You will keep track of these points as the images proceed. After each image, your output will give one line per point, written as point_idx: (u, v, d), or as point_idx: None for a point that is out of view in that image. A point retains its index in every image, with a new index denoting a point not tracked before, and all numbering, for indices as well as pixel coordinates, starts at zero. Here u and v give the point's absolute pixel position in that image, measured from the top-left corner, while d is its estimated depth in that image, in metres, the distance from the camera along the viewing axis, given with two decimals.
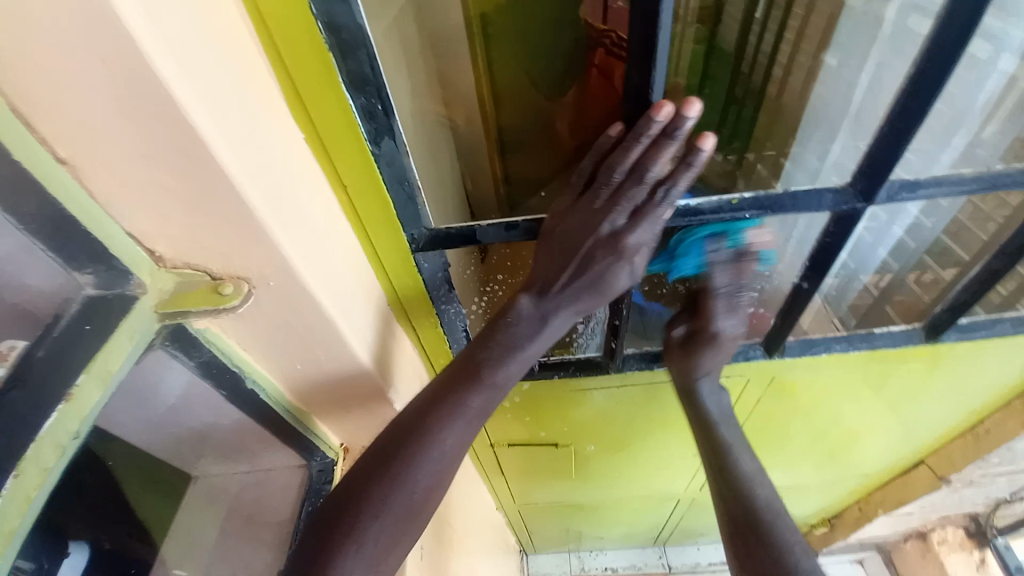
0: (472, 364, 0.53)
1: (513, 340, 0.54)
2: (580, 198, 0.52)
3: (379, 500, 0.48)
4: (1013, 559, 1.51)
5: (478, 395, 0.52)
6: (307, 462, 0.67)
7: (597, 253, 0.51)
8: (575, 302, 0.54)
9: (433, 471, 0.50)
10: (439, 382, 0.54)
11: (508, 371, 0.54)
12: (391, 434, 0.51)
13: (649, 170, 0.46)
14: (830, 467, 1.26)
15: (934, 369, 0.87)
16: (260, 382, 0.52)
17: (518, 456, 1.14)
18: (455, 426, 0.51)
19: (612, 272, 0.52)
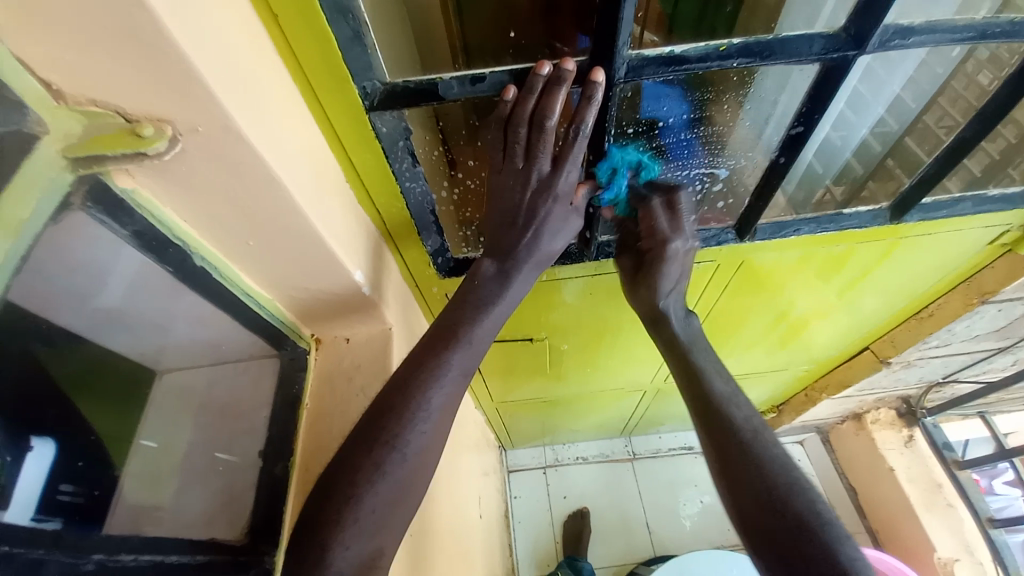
0: (445, 330, 0.54)
1: (484, 300, 0.56)
2: (502, 163, 0.55)
3: (371, 470, 0.47)
4: (933, 432, 1.72)
5: (455, 356, 0.53)
6: (278, 351, 0.65)
7: (537, 202, 0.55)
8: (530, 256, 0.58)
9: (421, 438, 0.50)
10: (412, 357, 0.53)
11: (483, 329, 0.55)
12: (372, 410, 0.51)
13: (548, 119, 0.49)
14: (785, 354, 1.35)
15: (891, 252, 0.90)
16: (211, 260, 0.49)
17: (495, 356, 1.17)
18: (437, 393, 0.51)
19: (557, 214, 0.56)
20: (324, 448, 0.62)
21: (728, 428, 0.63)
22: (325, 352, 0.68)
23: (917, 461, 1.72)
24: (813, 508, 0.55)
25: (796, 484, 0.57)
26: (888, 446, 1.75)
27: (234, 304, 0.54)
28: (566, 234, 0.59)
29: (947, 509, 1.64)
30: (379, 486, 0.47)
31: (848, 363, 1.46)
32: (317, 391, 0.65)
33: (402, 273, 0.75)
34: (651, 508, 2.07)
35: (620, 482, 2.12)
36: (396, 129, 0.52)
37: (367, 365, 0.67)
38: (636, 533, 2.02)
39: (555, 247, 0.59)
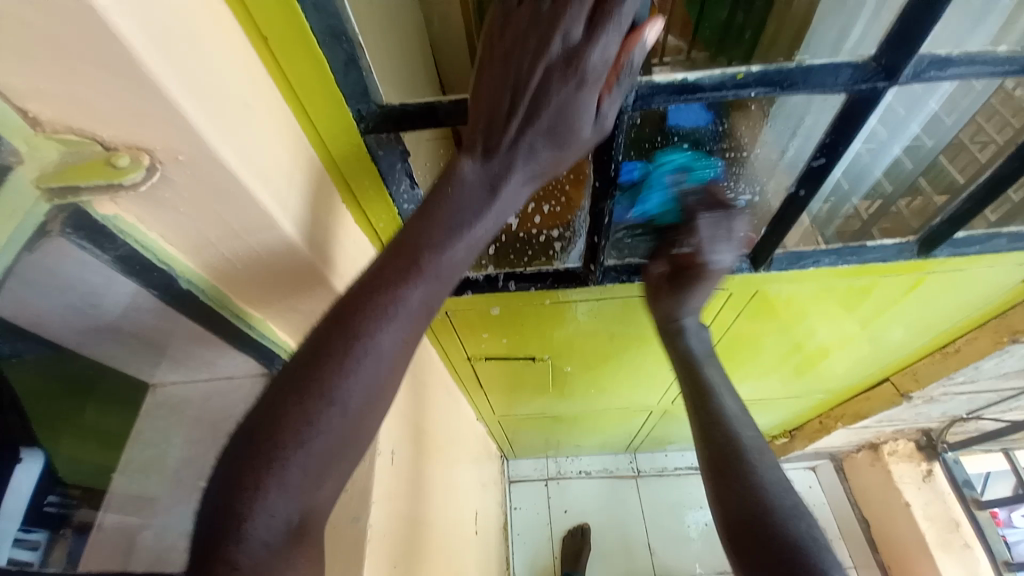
0: (408, 250, 0.40)
1: (460, 217, 0.41)
2: (516, 7, 0.38)
3: (299, 418, 0.34)
4: (954, 469, 1.64)
5: (417, 290, 0.39)
6: (269, 370, 0.63)
7: (551, 81, 0.38)
8: (526, 155, 0.42)
9: (361, 394, 0.36)
10: (365, 272, 0.39)
11: (456, 254, 0.41)
12: (302, 351, 0.37)
13: None
14: (799, 382, 1.30)
15: (917, 286, 0.85)
16: (201, 284, 0.47)
17: (497, 373, 1.14)
18: (390, 325, 0.38)
19: (573, 111, 0.40)
20: None
21: (725, 445, 0.60)
22: None
23: (935, 497, 1.64)
24: (803, 538, 0.50)
25: (790, 512, 0.53)
26: (905, 479, 1.68)
27: (221, 324, 0.52)
28: (589, 115, 0.41)
29: (965, 549, 1.56)
30: (310, 440, 0.34)
31: (866, 393, 1.40)
32: None
33: None
34: (654, 528, 2.01)
35: (623, 499, 2.08)
36: (393, 151, 0.51)
37: None
38: (636, 553, 1.97)
39: (568, 144, 0.42)
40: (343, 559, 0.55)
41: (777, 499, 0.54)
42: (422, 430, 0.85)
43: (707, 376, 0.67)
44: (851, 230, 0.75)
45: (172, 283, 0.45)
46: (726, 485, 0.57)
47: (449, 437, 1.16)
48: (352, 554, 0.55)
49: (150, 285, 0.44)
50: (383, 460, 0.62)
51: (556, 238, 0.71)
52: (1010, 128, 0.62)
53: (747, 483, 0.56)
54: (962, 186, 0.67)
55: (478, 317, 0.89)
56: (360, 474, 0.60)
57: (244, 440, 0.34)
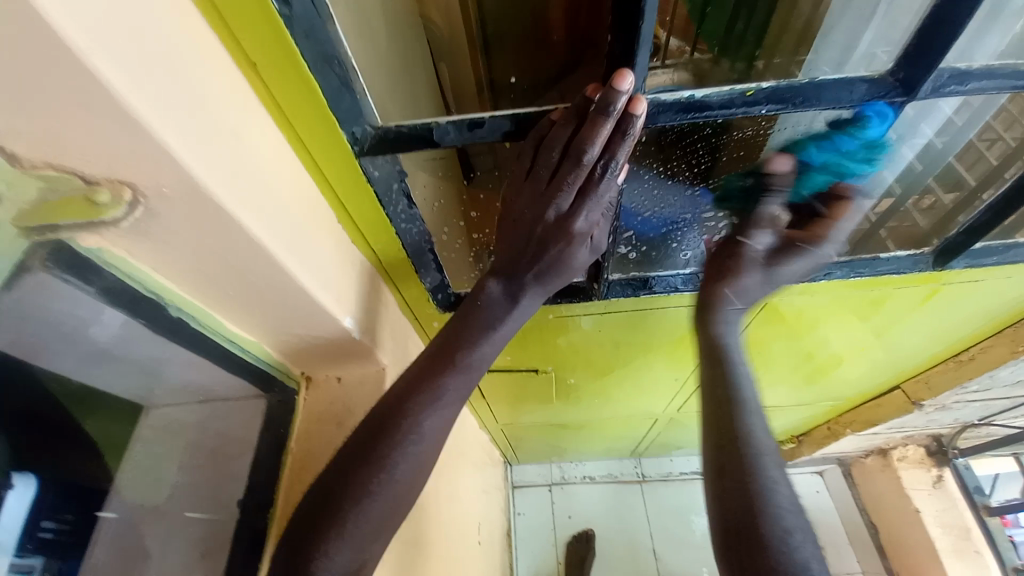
0: (447, 348, 0.52)
1: (487, 322, 0.53)
2: (524, 182, 0.49)
3: (361, 486, 0.45)
4: (964, 474, 1.61)
5: (454, 379, 0.51)
6: (266, 392, 0.62)
7: (550, 239, 0.50)
8: (539, 279, 0.54)
9: (414, 460, 0.48)
10: (416, 367, 0.52)
11: (482, 352, 0.52)
12: (365, 426, 0.49)
13: (585, 153, 0.43)
14: (807, 390, 1.28)
15: (931, 297, 0.83)
16: (191, 313, 0.46)
17: (500, 383, 1.13)
18: (433, 414, 0.49)
19: (569, 255, 0.52)
20: None
21: (740, 436, 0.53)
22: (316, 392, 0.65)
23: (946, 503, 1.61)
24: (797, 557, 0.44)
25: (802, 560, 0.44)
26: (915, 486, 1.65)
27: (215, 351, 0.51)
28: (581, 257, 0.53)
29: (978, 557, 1.53)
30: (370, 502, 0.45)
31: (876, 400, 1.38)
32: (306, 436, 0.62)
33: (402, 307, 0.73)
34: (659, 533, 2.00)
35: (628, 504, 2.06)
36: (389, 173, 0.49)
37: (360, 408, 0.64)
38: (642, 558, 1.95)
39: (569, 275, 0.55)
40: None
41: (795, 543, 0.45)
42: None
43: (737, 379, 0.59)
44: (859, 232, 0.72)
45: (162, 312, 0.44)
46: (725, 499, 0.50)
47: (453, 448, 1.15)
48: None
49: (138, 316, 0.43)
50: None
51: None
52: (1018, 126, 0.61)
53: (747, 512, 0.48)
54: (979, 192, 0.65)
55: None
56: None
57: (318, 501, 0.45)
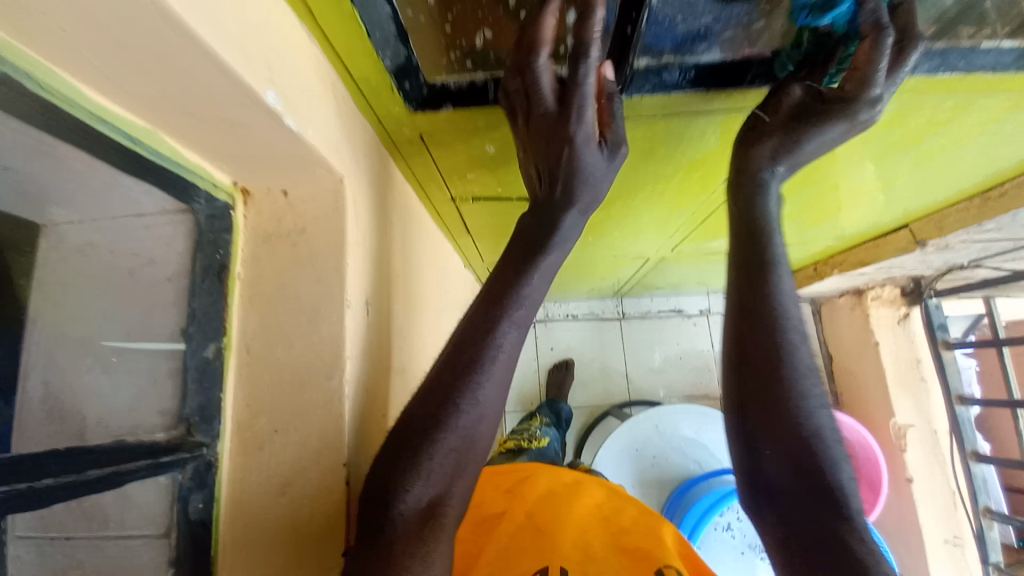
0: (505, 278, 0.53)
1: (538, 241, 0.54)
2: (529, 118, 0.51)
3: (443, 413, 0.47)
4: (934, 314, 1.66)
5: (522, 309, 0.52)
6: (188, 206, 0.47)
7: (570, 160, 0.51)
8: (574, 202, 0.53)
9: (488, 396, 0.49)
10: (468, 323, 0.52)
11: (533, 287, 0.53)
12: (441, 364, 0.51)
13: (582, 68, 0.45)
14: (811, 228, 1.20)
15: (1010, 113, 0.68)
16: (4, 55, 0.30)
17: (485, 218, 0.99)
18: (507, 334, 0.50)
19: (591, 171, 0.52)
20: (267, 331, 0.51)
21: (763, 315, 0.56)
22: (257, 209, 0.53)
23: (903, 338, 1.72)
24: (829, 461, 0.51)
25: (795, 343, 0.55)
26: (880, 323, 1.73)
27: (81, 133, 0.36)
28: (602, 172, 0.54)
29: (918, 383, 1.69)
30: (450, 436, 0.47)
31: (876, 242, 1.32)
32: (252, 259, 0.52)
33: (356, 102, 0.54)
34: (633, 362, 2.15)
35: (606, 338, 2.17)
36: None
37: (314, 227, 0.52)
38: (615, 382, 2.13)
39: (597, 196, 0.55)
40: (318, 418, 0.48)
41: (792, 340, 0.55)
42: (404, 275, 0.74)
43: (772, 243, 0.58)
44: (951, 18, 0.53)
45: None
46: (753, 373, 0.55)
47: (438, 283, 1.08)
48: (327, 413, 0.48)
49: None
50: (356, 312, 0.52)
51: (567, 30, 0.52)
52: None
53: (781, 334, 0.55)
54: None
55: (467, 159, 0.71)
56: (326, 329, 0.50)
57: (404, 432, 0.47)
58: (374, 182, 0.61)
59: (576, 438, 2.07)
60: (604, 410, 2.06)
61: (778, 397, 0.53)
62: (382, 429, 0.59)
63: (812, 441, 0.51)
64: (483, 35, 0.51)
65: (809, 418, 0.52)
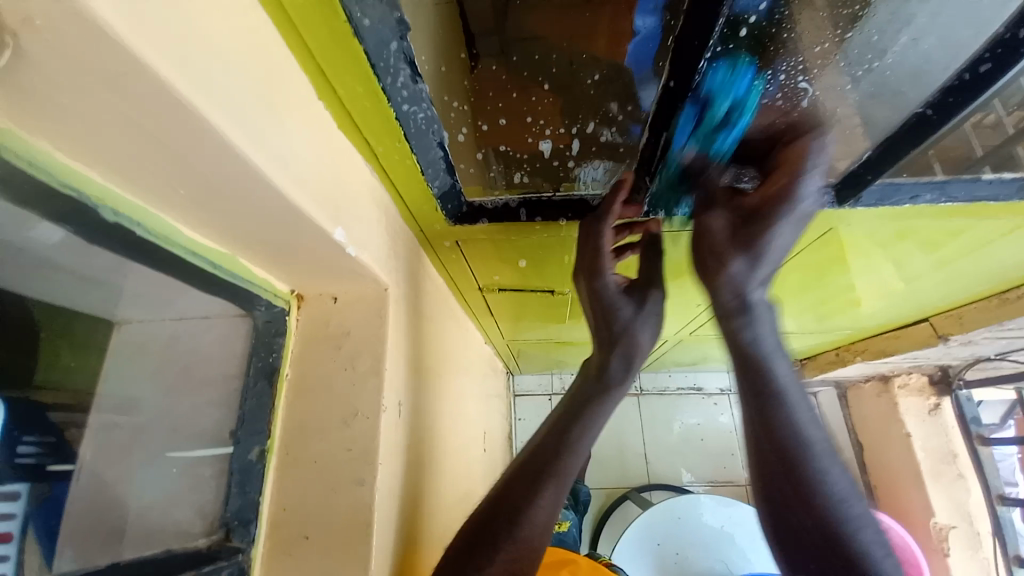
0: (547, 453, 0.63)
1: (589, 426, 0.65)
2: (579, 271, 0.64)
3: (491, 550, 0.56)
4: (964, 406, 1.62)
5: (568, 460, 0.62)
6: (249, 312, 0.52)
7: (602, 308, 0.63)
8: (618, 347, 0.64)
9: (537, 528, 0.58)
10: (520, 467, 0.63)
11: (582, 438, 0.64)
12: (491, 509, 0.60)
13: (600, 247, 0.57)
14: (830, 317, 1.21)
15: (1017, 231, 0.70)
16: (129, 212, 0.37)
17: (509, 304, 1.03)
18: (554, 488, 0.60)
19: (621, 317, 0.63)
20: (306, 430, 0.53)
21: (770, 448, 0.51)
22: (308, 312, 0.57)
23: (936, 431, 1.64)
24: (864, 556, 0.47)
25: (818, 466, 0.50)
26: (911, 412, 1.67)
27: (175, 265, 0.42)
28: (626, 318, 0.63)
29: (956, 479, 1.59)
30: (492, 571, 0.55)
31: (896, 333, 1.32)
32: (300, 359, 0.56)
33: (402, 215, 0.60)
34: (652, 442, 2.08)
35: (623, 414, 2.12)
36: (386, 27, 0.34)
37: (360, 331, 0.55)
38: (633, 463, 2.04)
39: (630, 337, 0.64)
40: (345, 524, 0.49)
41: (823, 469, 0.50)
42: (431, 367, 0.77)
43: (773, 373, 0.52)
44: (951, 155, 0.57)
45: (97, 215, 0.35)
46: (784, 493, 0.50)
47: (461, 363, 1.10)
48: (355, 520, 0.49)
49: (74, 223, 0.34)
50: (390, 415, 0.54)
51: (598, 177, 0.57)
52: None
53: (806, 456, 0.50)
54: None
55: (497, 258, 0.76)
56: (362, 433, 0.52)
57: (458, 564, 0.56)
58: (413, 283, 0.66)
59: (591, 523, 1.96)
60: (621, 494, 1.97)
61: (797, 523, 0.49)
62: (404, 531, 0.59)
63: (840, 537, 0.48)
64: (519, 177, 0.56)
65: (839, 515, 0.48)
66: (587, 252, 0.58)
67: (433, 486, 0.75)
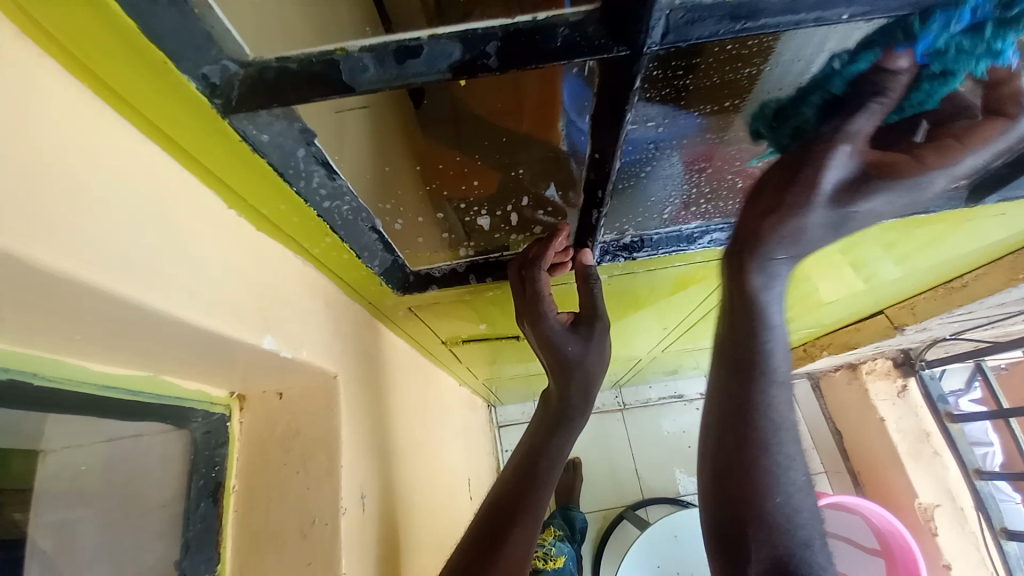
0: (520, 481, 0.61)
1: (557, 455, 0.64)
2: (521, 317, 0.62)
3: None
4: (929, 384, 1.68)
5: (539, 491, 0.61)
6: (184, 427, 0.48)
7: (550, 349, 0.62)
8: (575, 384, 0.64)
9: (515, 556, 0.56)
10: (496, 498, 0.61)
11: (548, 466, 0.62)
12: (467, 547, 0.57)
13: (536, 285, 0.55)
14: (793, 320, 1.23)
15: (951, 234, 0.73)
16: (26, 367, 0.33)
17: (476, 350, 1.00)
18: (526, 523, 0.58)
19: (572, 357, 0.62)
20: (259, 546, 0.49)
21: (732, 451, 0.43)
22: (252, 415, 0.53)
23: (908, 411, 1.69)
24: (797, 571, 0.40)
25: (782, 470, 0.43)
26: (881, 397, 1.71)
27: (88, 403, 0.38)
28: (578, 354, 0.62)
29: (933, 457, 1.63)
30: None
31: (855, 326, 1.36)
32: (247, 468, 0.51)
33: (346, 294, 0.58)
34: (641, 456, 2.06)
35: (609, 432, 2.10)
36: (286, 136, 0.32)
37: (309, 429, 0.51)
38: (625, 480, 2.02)
39: (586, 373, 0.63)
40: None
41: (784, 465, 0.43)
42: (398, 436, 0.73)
43: (762, 343, 0.44)
44: None
45: None
46: (725, 488, 0.43)
47: (434, 416, 1.06)
48: None
49: None
50: (351, 515, 0.50)
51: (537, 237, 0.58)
52: None
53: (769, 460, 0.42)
54: None
55: (454, 315, 0.74)
56: (321, 541, 0.48)
57: None
58: (366, 359, 0.63)
59: (592, 549, 1.92)
60: (618, 513, 1.94)
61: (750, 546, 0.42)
62: None
63: (759, 527, 0.41)
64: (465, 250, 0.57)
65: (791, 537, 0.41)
66: (527, 296, 0.56)
67: (413, 565, 0.70)
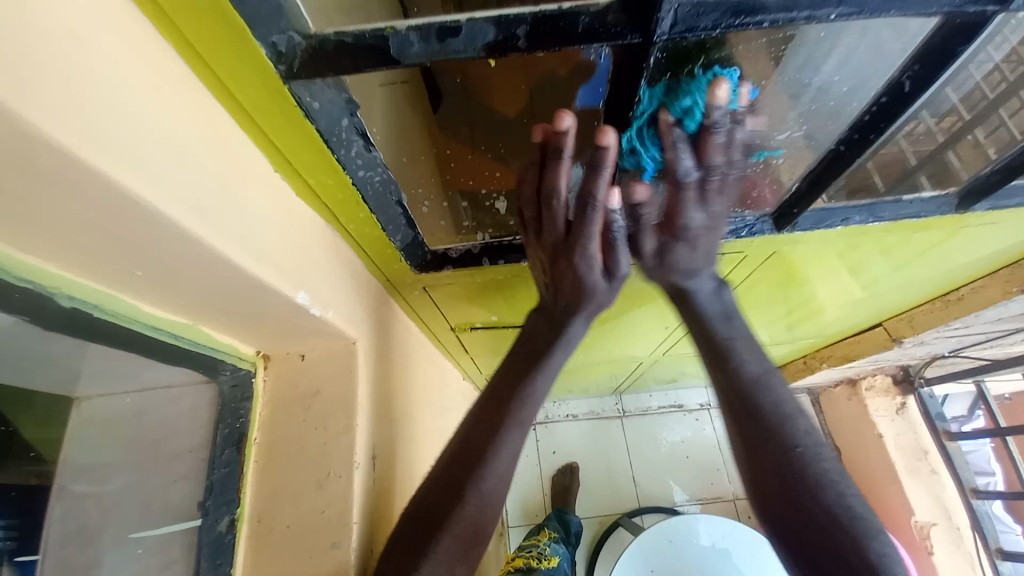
0: (500, 401, 0.56)
1: (549, 365, 0.58)
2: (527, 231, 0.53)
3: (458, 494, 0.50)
4: (928, 402, 1.69)
5: (521, 413, 0.55)
6: (214, 378, 0.52)
7: (556, 268, 0.54)
8: (586, 305, 0.58)
9: (496, 477, 0.52)
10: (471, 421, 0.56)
11: (538, 386, 0.57)
12: (443, 471, 0.52)
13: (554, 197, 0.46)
14: (794, 329, 1.25)
15: (945, 241, 0.76)
16: (90, 300, 0.37)
17: (483, 340, 1.03)
18: (507, 437, 0.53)
19: (585, 281, 0.55)
20: (276, 495, 0.52)
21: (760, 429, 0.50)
22: (274, 374, 0.57)
23: (906, 428, 1.70)
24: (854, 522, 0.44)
25: (800, 435, 0.49)
26: (880, 413, 1.72)
27: (137, 341, 0.42)
28: (596, 278, 0.55)
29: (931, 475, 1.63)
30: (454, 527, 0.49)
31: (855, 337, 1.38)
32: (268, 423, 0.55)
33: (369, 268, 0.62)
34: (638, 463, 2.07)
35: (608, 438, 2.11)
36: (334, 104, 0.36)
37: (328, 389, 0.55)
38: (622, 487, 2.02)
39: (595, 301, 0.57)
40: None
41: (795, 434, 0.49)
42: (404, 410, 0.76)
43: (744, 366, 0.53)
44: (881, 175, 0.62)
45: (50, 304, 0.35)
46: (762, 472, 0.48)
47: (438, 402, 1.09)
48: None
49: (29, 314, 0.34)
50: (363, 469, 0.54)
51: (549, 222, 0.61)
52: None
53: (790, 429, 0.49)
54: (968, 129, 0.58)
55: (464, 299, 0.77)
56: (336, 495, 0.51)
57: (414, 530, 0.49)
58: (381, 332, 0.66)
59: (586, 554, 1.92)
60: (614, 519, 1.94)
61: (798, 498, 0.46)
62: None
63: (804, 490, 0.46)
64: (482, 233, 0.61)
65: (836, 494, 0.45)
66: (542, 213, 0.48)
67: None
